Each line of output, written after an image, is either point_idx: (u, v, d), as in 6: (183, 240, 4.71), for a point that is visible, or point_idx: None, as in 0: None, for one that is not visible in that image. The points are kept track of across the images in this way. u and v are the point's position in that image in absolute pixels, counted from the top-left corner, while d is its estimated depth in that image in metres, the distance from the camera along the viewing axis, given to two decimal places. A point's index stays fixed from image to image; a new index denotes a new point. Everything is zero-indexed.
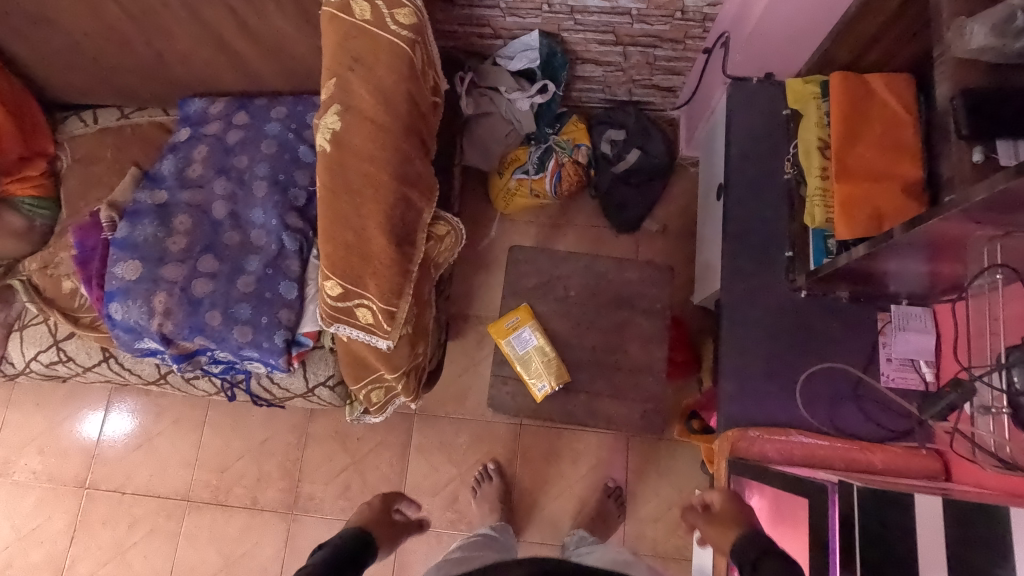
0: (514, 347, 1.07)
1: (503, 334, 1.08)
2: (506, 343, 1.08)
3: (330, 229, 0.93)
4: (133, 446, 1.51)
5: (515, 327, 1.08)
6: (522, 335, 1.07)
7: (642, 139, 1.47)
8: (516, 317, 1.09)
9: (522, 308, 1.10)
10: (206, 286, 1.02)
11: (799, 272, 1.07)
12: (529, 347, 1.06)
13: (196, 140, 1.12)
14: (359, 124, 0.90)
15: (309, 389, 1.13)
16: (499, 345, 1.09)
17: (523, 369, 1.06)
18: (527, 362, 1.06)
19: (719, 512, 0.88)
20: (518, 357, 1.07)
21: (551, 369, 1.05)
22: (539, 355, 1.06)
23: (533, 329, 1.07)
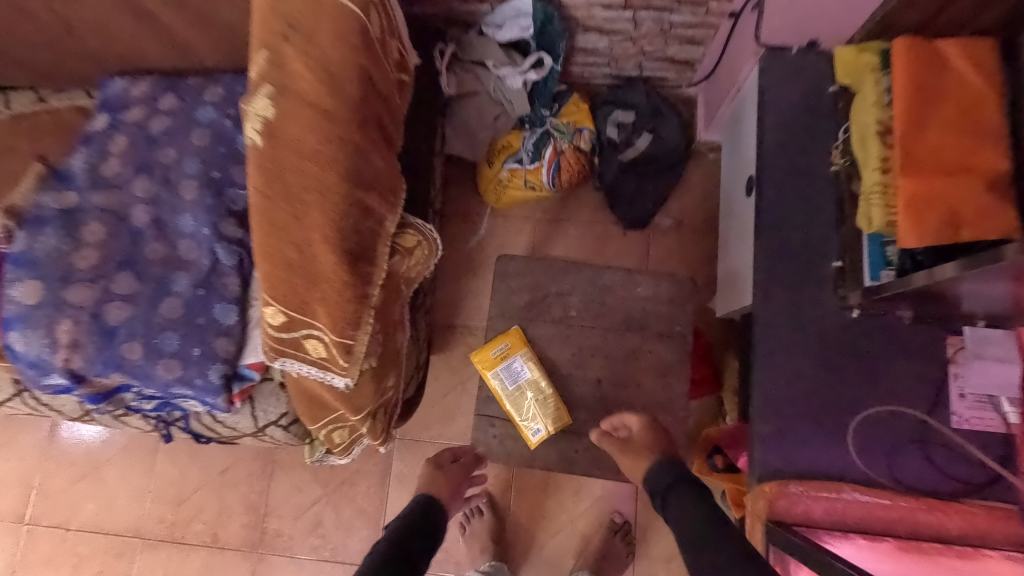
0: (503, 379, 0.94)
1: (489, 364, 0.94)
2: (492, 374, 0.94)
3: (265, 243, 0.73)
4: (77, 477, 1.34)
5: (505, 356, 0.94)
6: (513, 365, 0.94)
7: (653, 121, 1.26)
8: (506, 343, 0.95)
9: (512, 332, 0.96)
10: (123, 312, 0.83)
11: (850, 287, 0.88)
12: (522, 381, 0.94)
13: (114, 130, 0.92)
14: (298, 111, 0.70)
15: (259, 429, 0.95)
16: (483, 377, 0.96)
17: (514, 407, 0.94)
18: (518, 398, 0.94)
19: (637, 438, 0.89)
20: (507, 391, 0.94)
21: (549, 414, 0.93)
22: (533, 392, 0.93)
23: (526, 358, 0.94)
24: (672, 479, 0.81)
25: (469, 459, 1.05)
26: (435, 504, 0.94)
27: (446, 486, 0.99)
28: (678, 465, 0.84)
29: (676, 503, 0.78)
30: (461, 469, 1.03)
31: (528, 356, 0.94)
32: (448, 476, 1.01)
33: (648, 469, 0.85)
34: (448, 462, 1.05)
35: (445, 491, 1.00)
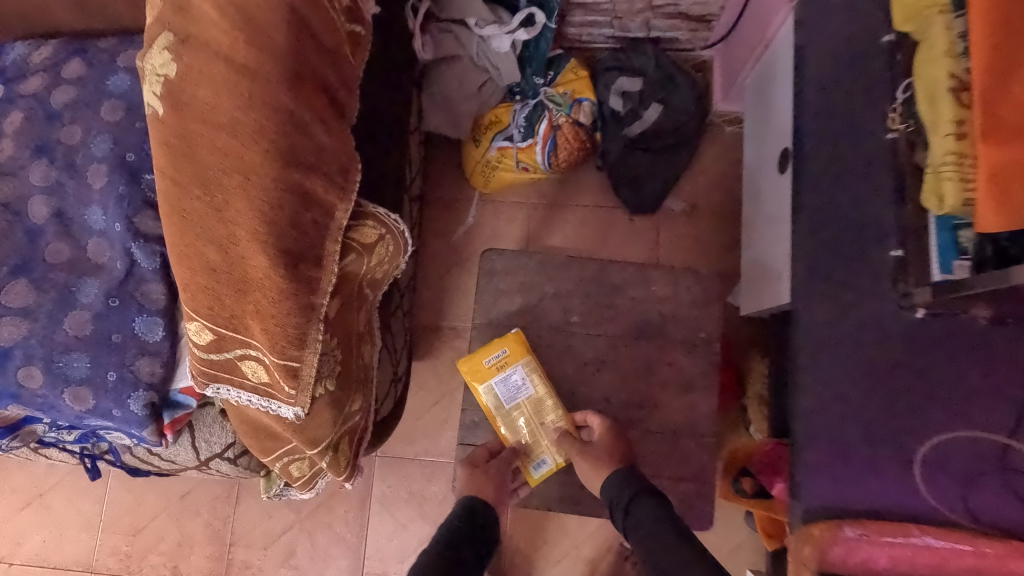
0: (498, 393, 0.82)
1: (483, 376, 0.82)
2: (488, 390, 0.82)
3: (180, 243, 0.57)
4: (21, 505, 1.19)
5: (501, 368, 0.81)
6: (510, 378, 0.81)
7: (664, 89, 1.08)
8: (503, 350, 0.82)
9: (509, 337, 0.82)
10: (16, 330, 0.67)
11: (911, 283, 0.69)
12: (522, 397, 0.82)
13: (9, 105, 0.75)
14: (209, 67, 0.54)
15: (203, 462, 0.80)
16: (472, 388, 0.83)
17: (513, 431, 0.83)
18: (516, 418, 0.82)
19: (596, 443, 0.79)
20: (502, 409, 0.82)
21: (557, 448, 0.81)
22: (537, 413, 0.82)
23: (527, 369, 0.82)
24: (631, 496, 0.74)
25: (510, 451, 0.82)
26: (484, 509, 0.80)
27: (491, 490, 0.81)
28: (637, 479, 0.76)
29: (642, 516, 0.71)
30: (502, 468, 0.81)
31: (530, 367, 0.82)
32: (491, 474, 0.81)
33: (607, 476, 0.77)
34: (486, 456, 0.84)
35: (489, 492, 0.81)
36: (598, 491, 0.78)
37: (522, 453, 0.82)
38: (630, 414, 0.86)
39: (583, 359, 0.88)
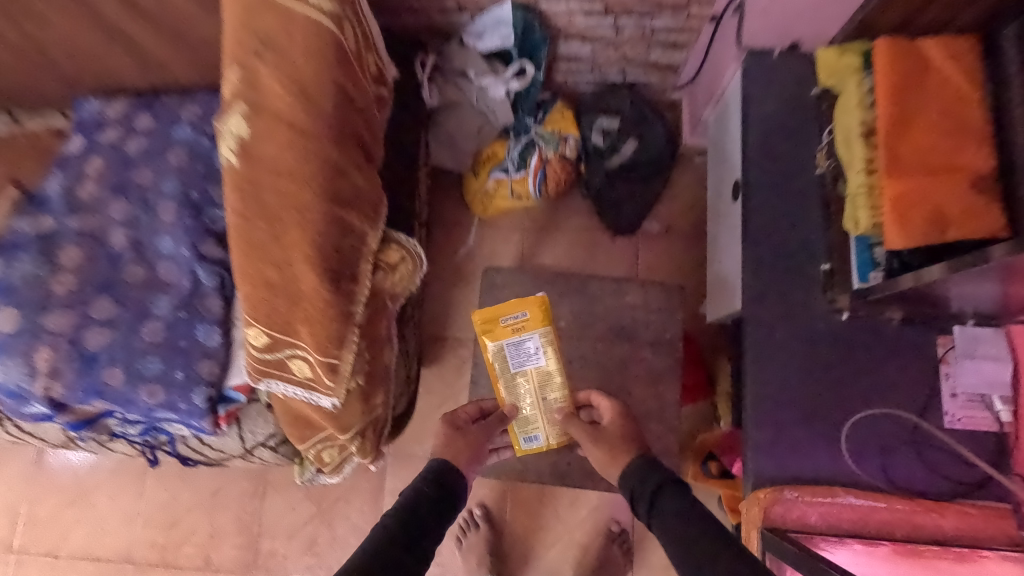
0: (508, 354, 0.85)
1: (498, 334, 0.84)
2: (498, 348, 0.84)
3: (246, 265, 0.72)
4: (66, 503, 1.31)
5: (518, 331, 0.83)
6: (523, 344, 0.84)
7: (639, 127, 1.25)
8: (525, 313, 0.83)
9: (533, 303, 0.82)
10: (103, 337, 0.82)
11: (840, 291, 0.87)
12: (530, 365, 0.85)
13: (90, 152, 0.91)
14: (274, 129, 0.69)
15: (247, 450, 0.93)
16: (481, 341, 0.85)
17: (512, 397, 0.87)
18: (517, 383, 0.86)
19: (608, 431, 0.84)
20: (508, 368, 0.85)
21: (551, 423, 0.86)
22: (539, 383, 0.85)
23: (542, 339, 0.84)
24: (656, 486, 0.75)
25: (498, 415, 0.87)
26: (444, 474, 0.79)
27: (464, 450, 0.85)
28: (659, 469, 0.77)
29: (667, 505, 0.72)
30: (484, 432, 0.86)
31: (545, 338, 0.83)
32: (470, 438, 0.86)
33: (625, 466, 0.80)
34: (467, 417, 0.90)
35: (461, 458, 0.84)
36: (617, 483, 0.80)
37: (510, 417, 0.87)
38: None
39: (571, 360, 1.03)
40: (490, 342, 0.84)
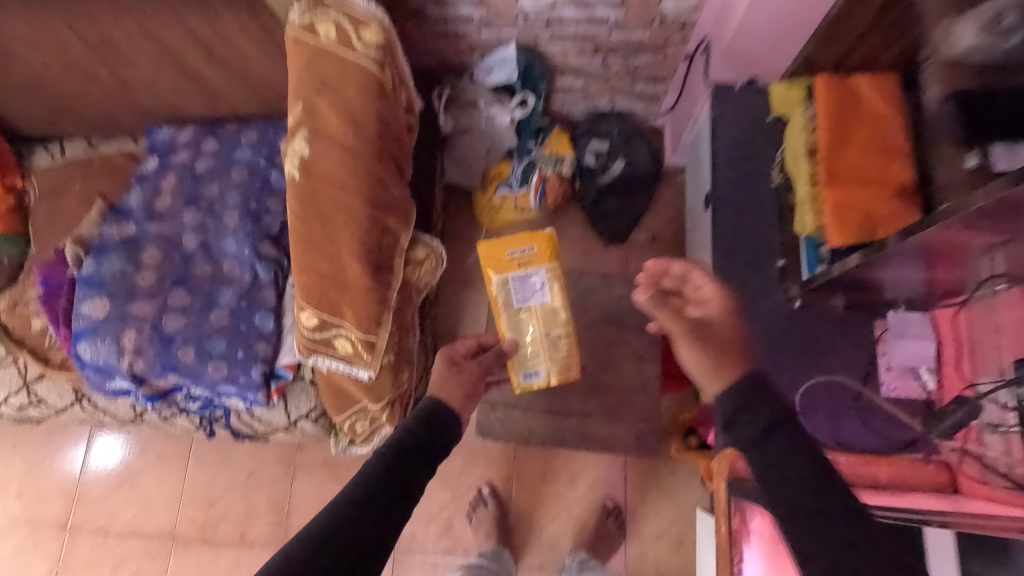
0: (512, 289, 0.92)
1: (505, 267, 0.92)
2: (504, 280, 0.91)
3: (303, 259, 0.89)
4: (116, 486, 1.46)
5: (524, 266, 0.92)
6: (529, 278, 0.92)
7: (627, 149, 1.43)
8: (532, 248, 0.92)
9: (539, 239, 0.93)
10: (178, 321, 0.98)
11: (792, 282, 1.04)
12: (533, 300, 0.92)
13: (164, 170, 1.09)
14: (329, 150, 0.86)
15: (291, 423, 1.08)
16: (488, 275, 0.92)
17: (514, 333, 0.93)
18: (521, 320, 0.92)
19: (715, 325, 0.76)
20: (512, 303, 0.92)
21: (552, 361, 0.93)
22: (541, 318, 0.92)
23: (547, 275, 0.92)
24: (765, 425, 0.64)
25: (498, 350, 0.91)
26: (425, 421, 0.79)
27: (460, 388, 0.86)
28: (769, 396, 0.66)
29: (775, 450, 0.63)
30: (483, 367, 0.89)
31: (549, 273, 0.92)
32: (464, 376, 0.87)
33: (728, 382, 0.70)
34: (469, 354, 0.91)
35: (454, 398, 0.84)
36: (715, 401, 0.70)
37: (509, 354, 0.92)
38: None
39: None
40: (497, 275, 0.92)
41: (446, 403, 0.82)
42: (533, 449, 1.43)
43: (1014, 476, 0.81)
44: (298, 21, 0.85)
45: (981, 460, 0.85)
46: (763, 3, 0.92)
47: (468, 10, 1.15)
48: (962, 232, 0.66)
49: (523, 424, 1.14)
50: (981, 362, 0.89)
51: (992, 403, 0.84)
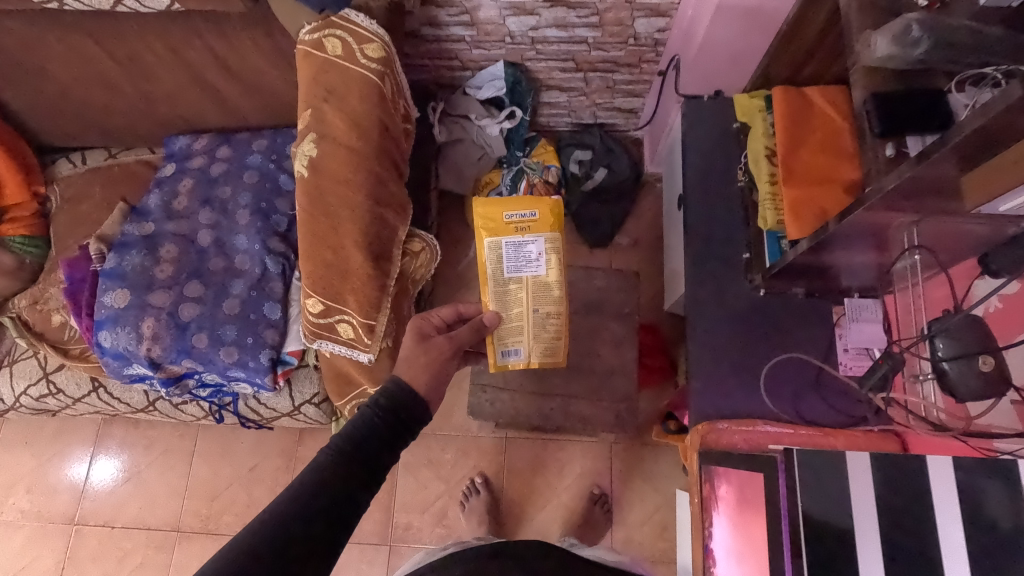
0: (506, 253, 0.92)
1: (501, 230, 0.93)
2: (498, 242, 0.92)
3: (310, 249, 0.98)
4: (122, 481, 1.52)
5: (522, 231, 0.93)
6: (524, 246, 0.93)
7: (608, 158, 1.54)
8: (533, 214, 0.93)
9: (543, 207, 0.94)
10: (192, 310, 1.07)
11: (757, 271, 1.13)
12: (526, 271, 0.92)
13: (181, 174, 1.19)
14: (335, 150, 0.96)
15: (295, 407, 1.17)
16: (480, 239, 0.93)
17: (498, 305, 0.92)
18: (509, 290, 0.92)
19: None
20: (506, 268, 0.92)
21: (534, 339, 0.93)
22: (531, 290, 0.92)
23: (544, 245, 0.93)
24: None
25: (478, 321, 0.89)
26: (389, 407, 0.73)
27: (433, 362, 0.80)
28: None
29: None
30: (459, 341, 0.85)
31: (546, 244, 0.93)
32: (432, 355, 0.81)
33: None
34: (436, 325, 0.87)
35: (422, 384, 0.77)
36: None
37: (489, 325, 0.90)
38: (587, 374, 1.25)
39: None
40: (490, 237, 0.92)
41: (412, 386, 0.76)
42: (523, 440, 1.50)
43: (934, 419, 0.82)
44: (307, 39, 0.96)
45: (905, 406, 0.85)
46: (722, 24, 1.03)
47: (459, 31, 1.26)
48: (890, 213, 0.76)
49: (511, 406, 1.26)
50: (903, 326, 0.93)
51: (916, 355, 0.84)
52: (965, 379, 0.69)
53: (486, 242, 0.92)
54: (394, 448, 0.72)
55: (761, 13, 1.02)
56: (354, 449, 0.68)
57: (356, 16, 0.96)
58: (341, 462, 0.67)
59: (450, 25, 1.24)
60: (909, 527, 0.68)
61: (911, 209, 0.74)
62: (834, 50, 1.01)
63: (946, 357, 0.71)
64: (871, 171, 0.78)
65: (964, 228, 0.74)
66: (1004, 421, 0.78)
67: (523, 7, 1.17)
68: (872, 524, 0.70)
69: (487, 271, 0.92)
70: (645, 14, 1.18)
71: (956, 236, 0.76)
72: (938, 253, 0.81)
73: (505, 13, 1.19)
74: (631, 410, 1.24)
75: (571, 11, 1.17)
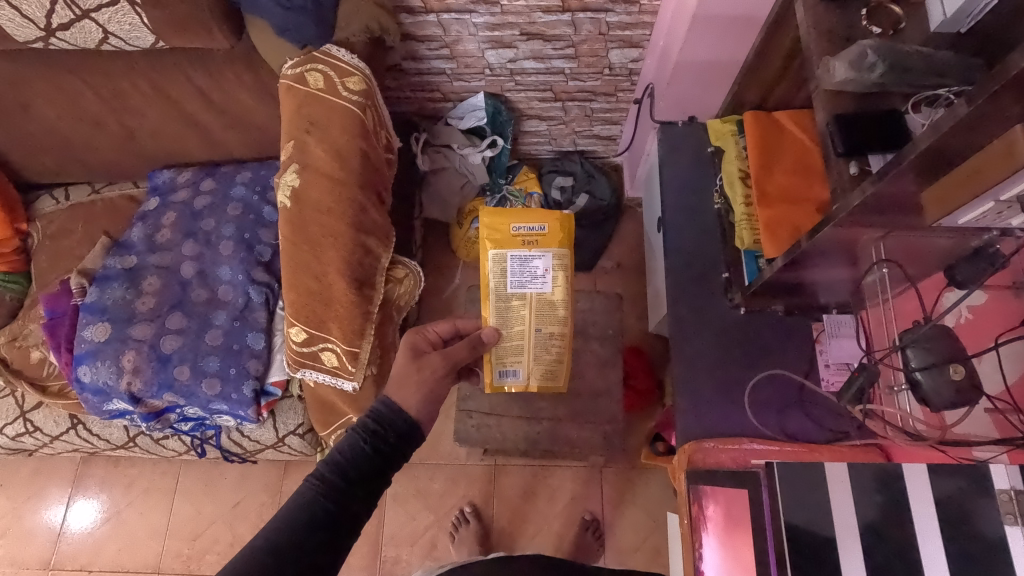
0: (513, 267, 0.91)
1: (507, 242, 0.92)
2: (503, 255, 0.91)
3: (293, 278, 0.99)
4: (101, 522, 1.48)
5: (529, 246, 0.92)
6: (530, 261, 0.91)
7: (588, 183, 1.57)
8: (542, 228, 0.92)
9: (552, 221, 0.93)
10: (175, 342, 1.07)
11: (736, 289, 1.16)
12: (531, 286, 0.91)
13: (165, 208, 1.21)
14: (318, 180, 0.98)
15: (279, 439, 1.17)
16: (487, 250, 0.92)
17: (499, 321, 0.91)
18: (511, 306, 0.91)
19: None
20: (513, 283, 0.91)
21: (533, 362, 0.92)
22: (535, 308, 0.91)
23: (551, 261, 0.92)
24: None
25: (478, 337, 0.88)
26: (378, 430, 0.71)
27: (421, 382, 0.77)
28: None
29: None
30: (451, 357, 0.83)
31: (554, 260, 0.92)
32: (424, 373, 0.78)
33: None
34: (427, 340, 0.87)
35: (413, 406, 0.74)
36: None
37: (485, 341, 0.88)
38: (574, 396, 1.26)
39: None
40: (495, 248, 0.92)
41: (403, 406, 0.74)
42: (513, 467, 1.48)
43: (910, 429, 0.85)
44: (290, 72, 0.98)
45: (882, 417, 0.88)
46: (692, 53, 1.07)
47: (440, 64, 1.29)
48: (856, 228, 0.79)
49: (499, 430, 1.26)
50: (875, 337, 0.95)
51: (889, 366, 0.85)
52: (938, 389, 0.71)
53: (491, 253, 0.92)
54: (384, 471, 0.71)
55: (729, 44, 1.05)
56: (337, 477, 0.67)
57: (338, 51, 0.99)
58: (325, 490, 0.66)
59: (431, 58, 1.27)
60: (890, 533, 0.69)
61: (877, 223, 0.77)
62: (800, 75, 1.06)
63: (918, 367, 0.73)
64: (836, 189, 0.81)
65: (929, 241, 0.77)
66: (979, 430, 0.83)
67: (501, 40, 1.21)
68: (854, 534, 0.71)
69: (490, 284, 0.91)
70: (619, 45, 1.22)
71: (922, 251, 0.81)
72: (904, 265, 0.84)
73: (484, 46, 1.23)
74: (618, 430, 1.25)
75: (547, 43, 1.21)
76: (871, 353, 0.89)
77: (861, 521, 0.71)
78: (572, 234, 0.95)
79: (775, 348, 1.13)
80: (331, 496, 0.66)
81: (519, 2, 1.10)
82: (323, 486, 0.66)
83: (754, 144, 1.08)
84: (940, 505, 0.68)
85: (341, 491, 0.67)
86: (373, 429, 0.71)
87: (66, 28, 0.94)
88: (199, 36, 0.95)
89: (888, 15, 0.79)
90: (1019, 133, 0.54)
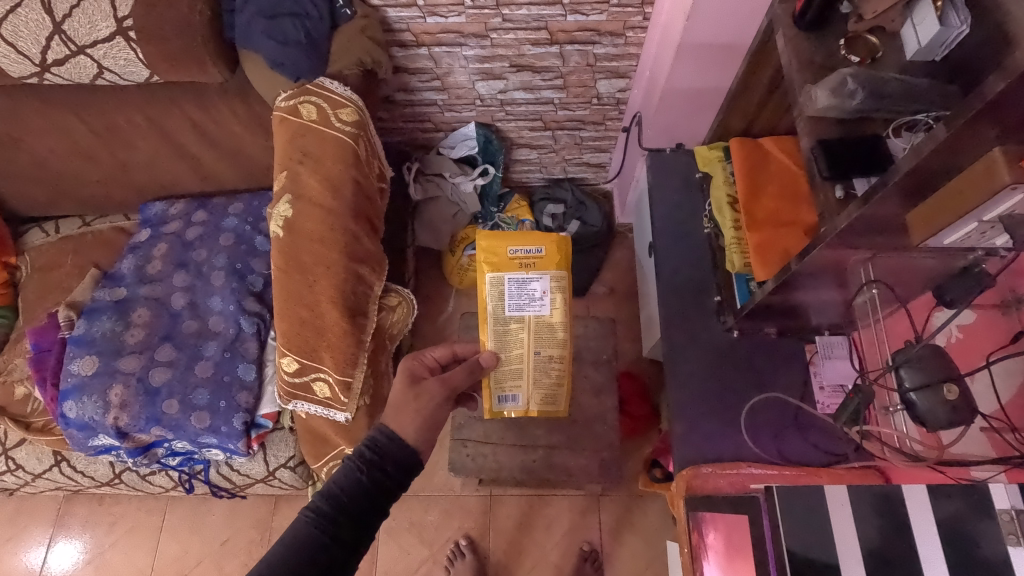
0: (512, 290, 0.91)
1: (505, 265, 0.92)
2: (500, 278, 0.92)
3: (284, 308, 0.98)
4: (83, 563, 1.42)
5: (527, 268, 0.92)
6: (528, 283, 0.91)
7: (580, 210, 1.58)
8: (539, 250, 0.93)
9: (549, 243, 0.93)
10: (164, 375, 1.05)
11: (729, 313, 1.15)
12: (529, 309, 0.91)
13: (156, 239, 1.21)
14: (311, 210, 0.98)
15: (270, 472, 1.14)
16: (487, 274, 0.92)
17: (497, 345, 0.91)
18: (510, 330, 0.91)
19: None
20: (512, 306, 0.91)
21: (532, 387, 0.91)
22: (534, 331, 0.91)
23: (549, 283, 0.92)
24: None
25: (478, 361, 0.87)
26: (375, 461, 0.70)
27: (420, 409, 0.75)
28: None
29: None
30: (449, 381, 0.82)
31: (552, 282, 0.92)
32: (422, 401, 0.76)
33: None
34: (426, 368, 0.85)
35: (410, 434, 0.73)
36: None
37: (484, 366, 0.88)
38: (569, 423, 1.25)
39: None
40: (493, 272, 0.92)
41: (399, 435, 0.72)
42: (509, 497, 1.45)
43: (907, 450, 0.85)
44: (283, 105, 0.99)
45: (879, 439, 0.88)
46: (677, 82, 1.09)
47: (431, 95, 1.32)
48: (845, 250, 0.80)
49: (495, 458, 1.24)
50: (870, 358, 0.96)
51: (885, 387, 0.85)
52: (933, 408, 0.71)
53: (490, 276, 0.92)
54: (382, 504, 0.69)
55: (713, 74, 1.08)
56: (337, 513, 0.66)
57: (331, 84, 1.01)
58: (321, 526, 0.65)
59: (422, 90, 1.30)
60: (894, 555, 0.68)
61: (866, 245, 0.78)
62: (783, 101, 1.09)
63: (912, 387, 0.73)
64: (824, 213, 0.82)
65: (917, 262, 0.79)
66: (976, 450, 0.83)
67: (491, 72, 1.24)
68: (856, 560, 0.69)
69: (488, 307, 0.91)
70: (607, 76, 1.25)
71: (909, 272, 0.82)
72: (893, 285, 0.85)
73: (474, 78, 1.25)
74: (616, 456, 1.23)
75: (536, 75, 1.24)
76: (865, 374, 0.90)
77: (864, 545, 0.70)
78: (569, 257, 0.96)
79: (770, 371, 1.12)
80: (329, 531, 0.65)
81: (509, 35, 1.13)
82: (319, 522, 0.65)
83: (740, 169, 1.10)
84: (941, 527, 0.68)
85: (337, 527, 0.65)
86: (371, 458, 0.70)
87: (61, 64, 0.95)
88: (194, 70, 0.96)
89: (865, 44, 0.81)
90: (999, 155, 0.56)
